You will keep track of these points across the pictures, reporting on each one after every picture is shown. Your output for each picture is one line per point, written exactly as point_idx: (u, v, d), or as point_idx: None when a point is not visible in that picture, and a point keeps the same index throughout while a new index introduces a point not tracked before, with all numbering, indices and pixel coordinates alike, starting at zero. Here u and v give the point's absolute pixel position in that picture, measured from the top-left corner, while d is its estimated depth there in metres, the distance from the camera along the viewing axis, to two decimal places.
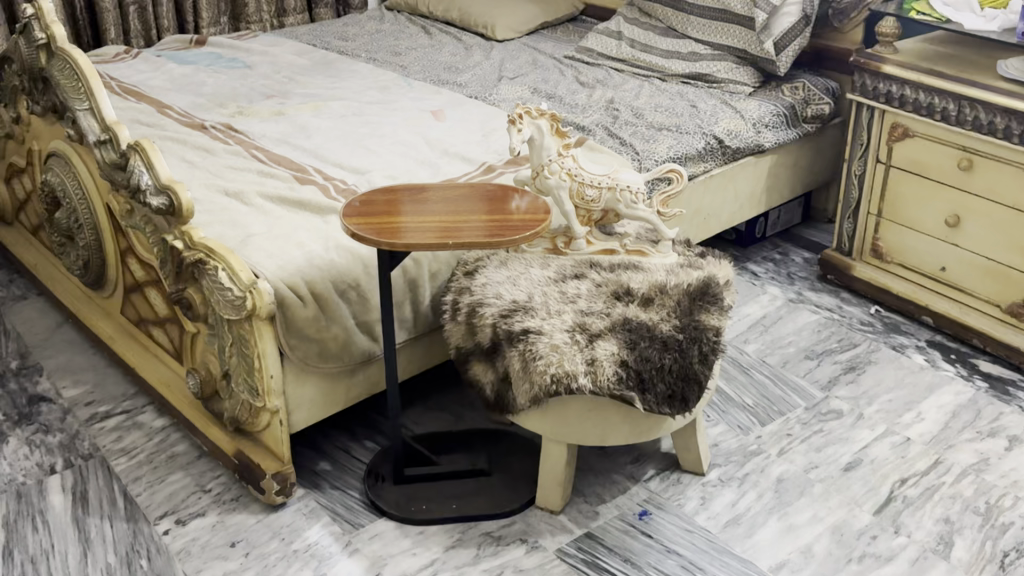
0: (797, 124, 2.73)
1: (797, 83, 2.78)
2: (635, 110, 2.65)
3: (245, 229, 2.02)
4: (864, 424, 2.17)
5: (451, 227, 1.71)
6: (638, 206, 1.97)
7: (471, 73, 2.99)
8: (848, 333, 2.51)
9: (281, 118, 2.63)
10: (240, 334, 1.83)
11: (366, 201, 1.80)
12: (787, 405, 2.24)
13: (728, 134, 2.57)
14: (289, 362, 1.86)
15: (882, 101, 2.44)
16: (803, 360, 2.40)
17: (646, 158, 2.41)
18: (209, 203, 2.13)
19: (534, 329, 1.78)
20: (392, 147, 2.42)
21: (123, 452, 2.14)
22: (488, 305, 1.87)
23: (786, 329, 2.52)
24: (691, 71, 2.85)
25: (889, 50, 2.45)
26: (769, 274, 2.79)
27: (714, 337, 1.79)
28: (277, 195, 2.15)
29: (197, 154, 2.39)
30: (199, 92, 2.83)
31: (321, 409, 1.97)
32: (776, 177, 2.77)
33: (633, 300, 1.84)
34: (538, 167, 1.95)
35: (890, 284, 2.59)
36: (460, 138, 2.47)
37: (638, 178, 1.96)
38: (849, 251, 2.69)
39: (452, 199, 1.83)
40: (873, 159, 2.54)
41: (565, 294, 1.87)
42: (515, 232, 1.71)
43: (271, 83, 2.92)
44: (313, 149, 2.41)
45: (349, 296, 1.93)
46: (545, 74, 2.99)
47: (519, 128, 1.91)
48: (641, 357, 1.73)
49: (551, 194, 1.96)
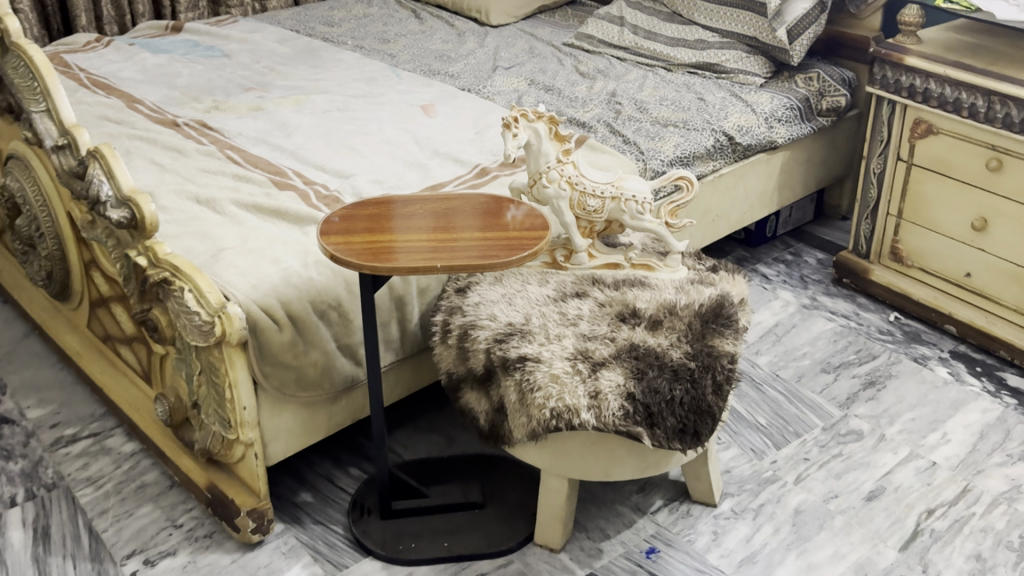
0: (812, 118, 2.56)
1: (811, 72, 2.60)
2: (639, 105, 2.49)
3: (216, 242, 1.86)
4: (887, 447, 2.02)
5: (441, 247, 1.55)
6: (644, 217, 1.80)
7: (463, 62, 2.81)
8: (867, 343, 2.36)
9: (260, 114, 2.46)
10: (209, 362, 1.67)
11: (347, 217, 1.63)
12: (803, 425, 2.08)
13: (738, 130, 2.41)
14: (264, 391, 1.70)
15: (905, 95, 2.28)
16: (819, 373, 2.25)
17: (651, 158, 2.24)
18: (178, 212, 1.97)
19: (531, 356, 1.62)
20: (379, 146, 2.25)
21: (88, 481, 1.99)
22: (481, 327, 1.71)
23: (800, 339, 2.37)
24: (698, 61, 2.68)
25: (911, 40, 2.28)
26: (780, 277, 2.63)
27: (730, 365, 1.63)
28: (252, 203, 1.98)
29: (167, 155, 2.22)
30: (173, 84, 2.66)
31: (300, 439, 1.81)
32: (789, 173, 2.60)
33: (640, 322, 1.68)
34: (536, 174, 1.79)
35: (911, 290, 2.43)
36: (451, 136, 2.31)
37: (643, 186, 1.80)
38: (866, 253, 2.53)
39: (444, 213, 1.66)
40: (894, 157, 2.38)
41: (565, 315, 1.71)
42: (511, 252, 1.54)
43: (250, 74, 2.74)
44: (292, 148, 2.24)
45: (329, 317, 1.77)
46: (541, 63, 2.81)
47: (514, 132, 1.74)
48: (649, 389, 1.57)
49: (549, 204, 1.80)
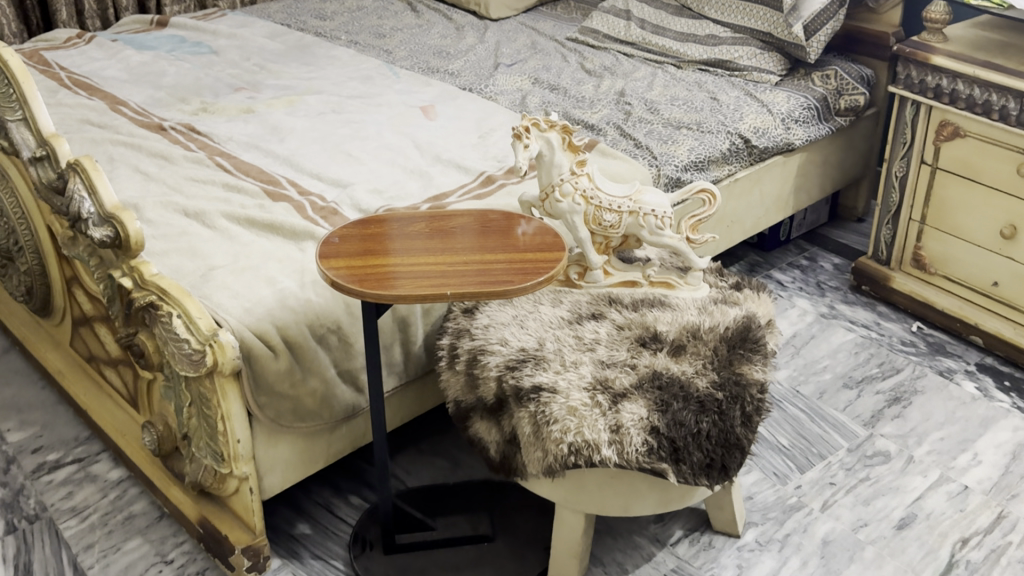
0: (829, 118, 2.45)
1: (828, 69, 2.49)
2: (650, 105, 2.37)
3: (206, 260, 1.74)
4: (916, 470, 1.92)
5: (448, 272, 1.43)
6: (664, 232, 1.69)
7: (463, 59, 2.69)
8: (890, 355, 2.25)
9: (251, 116, 2.33)
10: (201, 393, 1.56)
11: (346, 236, 1.52)
12: (827, 447, 1.98)
13: (755, 132, 2.30)
14: (259, 423, 1.59)
15: (930, 96, 2.17)
16: (841, 389, 2.14)
17: (665, 164, 2.13)
18: (165, 226, 1.85)
19: (547, 385, 1.51)
20: (378, 152, 2.13)
21: (73, 512, 1.87)
22: (492, 353, 1.60)
23: (820, 351, 2.26)
24: (709, 57, 2.56)
25: (937, 39, 2.17)
26: (796, 284, 2.52)
27: (759, 394, 1.52)
28: (244, 216, 1.86)
29: (152, 163, 2.09)
30: (158, 84, 2.52)
31: (298, 470, 1.70)
32: (805, 176, 2.49)
33: (662, 347, 1.57)
34: (547, 187, 1.68)
35: (934, 299, 2.33)
36: (453, 141, 2.19)
37: (663, 200, 1.69)
38: (886, 259, 2.43)
39: (451, 232, 1.54)
40: (917, 160, 2.27)
41: (581, 340, 1.60)
42: (524, 277, 1.42)
43: (240, 72, 2.61)
44: (285, 155, 2.12)
45: (328, 342, 1.66)
46: (545, 60, 2.69)
47: (525, 143, 1.62)
48: (674, 422, 1.46)
49: (562, 219, 1.69)
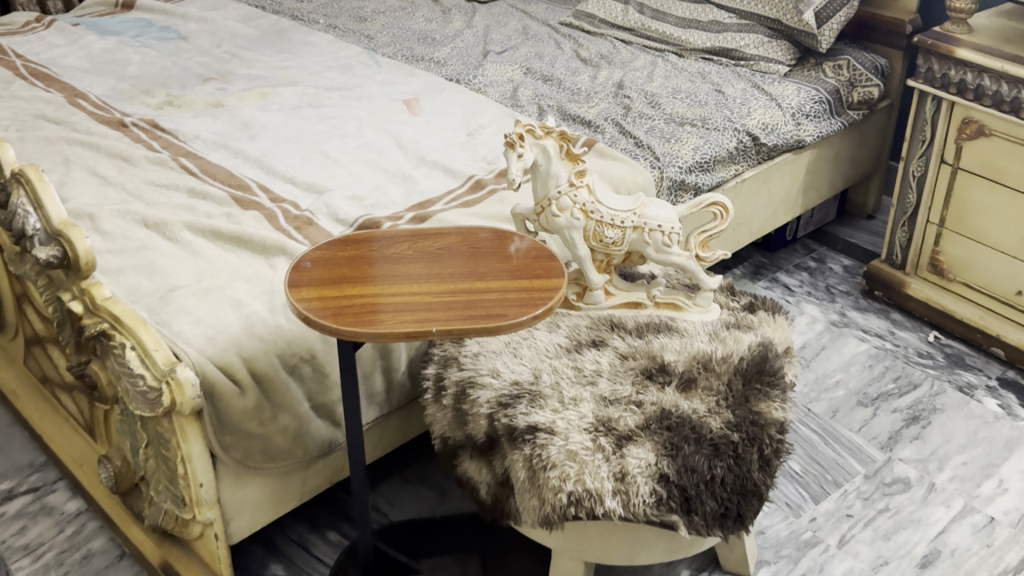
0: (842, 112, 2.29)
1: (840, 59, 2.32)
2: (651, 98, 2.21)
3: (167, 279, 1.58)
4: (938, 499, 1.79)
5: (433, 303, 1.27)
6: (672, 250, 1.54)
7: (450, 46, 2.51)
8: (906, 368, 2.11)
9: (220, 111, 2.15)
10: (159, 433, 1.40)
11: (320, 260, 1.36)
12: (843, 473, 1.84)
13: (763, 129, 2.14)
14: (224, 465, 1.44)
15: (953, 91, 2.01)
16: (855, 408, 2.00)
17: (668, 165, 1.97)
18: (123, 238, 1.68)
19: (544, 426, 1.36)
20: (358, 153, 1.97)
21: (26, 550, 1.72)
22: (483, 386, 1.45)
23: (832, 364, 2.12)
24: (713, 46, 2.40)
25: (962, 30, 2.02)
26: (804, 288, 2.38)
27: (778, 435, 1.37)
28: (208, 227, 1.70)
29: (112, 165, 1.92)
30: (121, 73, 2.34)
31: (268, 512, 1.54)
32: (816, 173, 2.33)
33: (670, 381, 1.42)
34: (543, 200, 1.52)
35: (952, 307, 2.18)
36: (439, 140, 2.02)
37: (670, 213, 1.53)
38: (901, 263, 2.28)
39: (436, 254, 1.39)
40: (937, 159, 2.12)
41: (581, 372, 1.45)
42: (519, 309, 1.26)
43: (209, 60, 2.43)
44: (256, 155, 1.95)
45: (301, 373, 1.50)
46: (537, 47, 2.52)
47: (520, 152, 1.46)
48: (685, 469, 1.31)
49: (560, 235, 1.53)
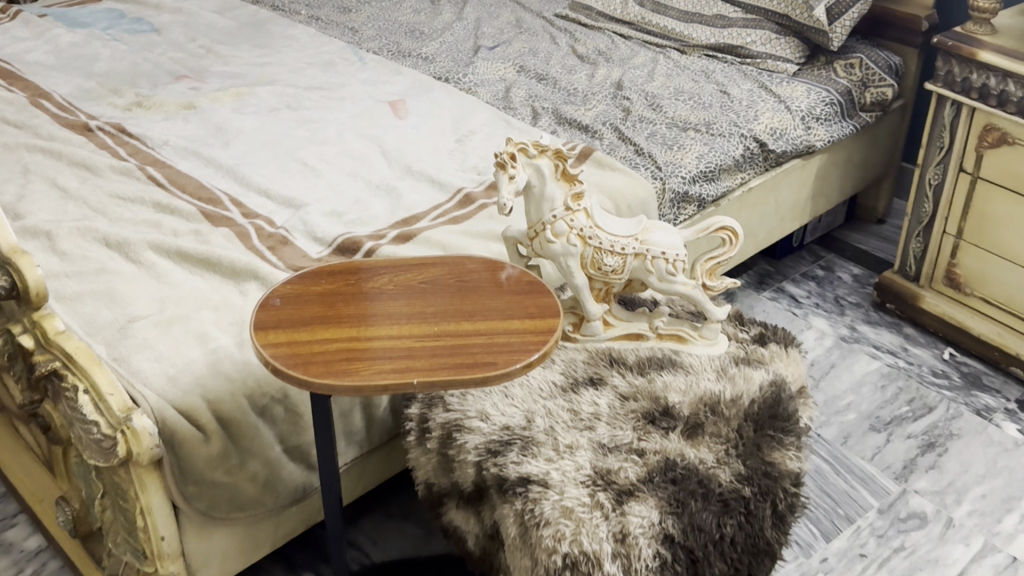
0: (854, 114, 2.16)
1: (852, 57, 2.19)
2: (652, 99, 2.09)
3: (127, 307, 1.45)
4: (957, 537, 1.68)
5: (415, 349, 1.15)
6: (677, 278, 1.41)
7: (439, 40, 2.38)
8: (920, 389, 1.99)
9: (192, 113, 2.02)
10: (115, 483, 1.28)
11: (292, 297, 1.23)
12: (855, 508, 1.73)
13: (771, 134, 2.01)
14: (187, 516, 1.32)
15: (974, 96, 1.88)
16: (867, 433, 1.89)
17: (670, 175, 1.85)
18: (82, 260, 1.55)
19: (537, 478, 1.24)
20: (338, 162, 1.83)
21: None
22: (470, 430, 1.32)
23: (842, 384, 2.00)
24: (717, 42, 2.27)
25: (984, 30, 1.89)
26: (812, 299, 2.26)
27: (794, 488, 1.25)
28: (174, 247, 1.57)
29: (74, 175, 1.79)
30: (89, 70, 2.20)
31: (237, 560, 1.43)
32: (825, 178, 2.20)
33: (675, 426, 1.30)
34: (537, 225, 1.40)
35: (969, 323, 2.06)
36: (425, 147, 1.89)
37: (675, 239, 1.41)
38: (915, 275, 2.16)
39: (419, 289, 1.26)
40: (955, 167, 1.99)
41: (577, 415, 1.33)
42: (509, 355, 1.14)
43: (183, 55, 2.29)
44: (229, 164, 1.82)
45: (273, 414, 1.37)
46: (531, 42, 2.38)
47: (511, 173, 1.35)
48: (691, 528, 1.19)
49: (555, 262, 1.41)
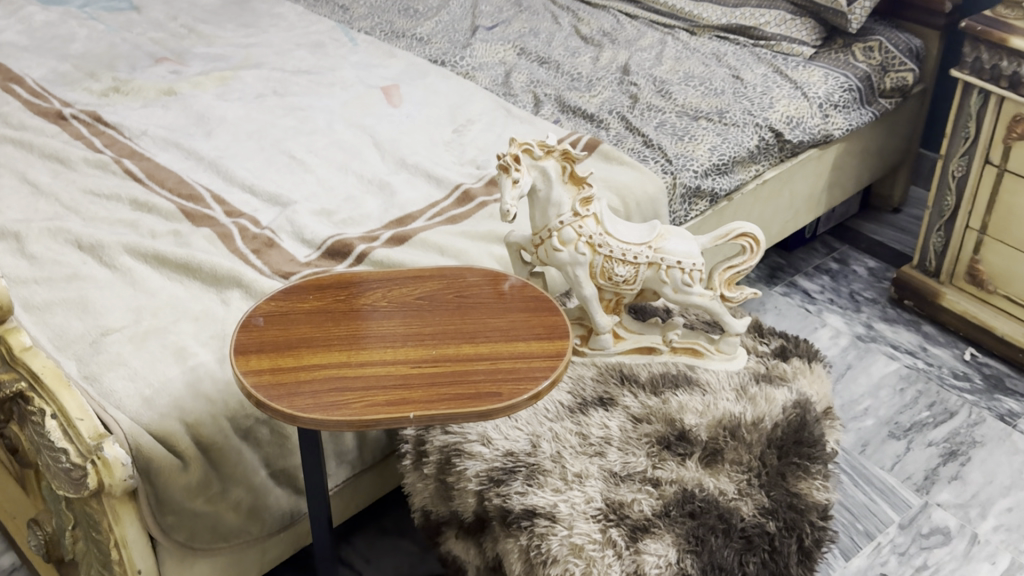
0: (872, 101, 2.05)
1: (871, 39, 2.08)
2: (660, 85, 1.97)
3: (100, 318, 1.35)
4: (982, 554, 1.59)
5: (412, 377, 1.05)
6: (694, 289, 1.31)
7: (434, 20, 2.25)
8: (941, 393, 1.90)
9: (173, 99, 1.90)
10: (87, 514, 1.18)
11: (278, 315, 1.13)
12: (875, 522, 1.64)
13: (787, 123, 1.90)
14: (165, 549, 1.22)
15: (1003, 84, 1.77)
16: (886, 440, 1.80)
17: (681, 169, 1.74)
18: (52, 264, 1.44)
19: (544, 510, 1.14)
20: (328, 155, 1.72)
21: None
22: (471, 456, 1.22)
23: (859, 387, 1.91)
24: (729, 23, 2.15)
25: (1015, 15, 1.77)
26: (826, 294, 2.16)
27: (821, 522, 1.16)
28: (152, 251, 1.46)
29: (46, 169, 1.67)
30: (63, 52, 2.08)
31: None
32: (842, 168, 2.09)
33: (692, 453, 1.20)
34: (542, 231, 1.29)
35: (991, 323, 1.97)
36: (420, 137, 1.78)
37: (691, 247, 1.30)
38: (935, 271, 2.06)
39: (417, 306, 1.16)
40: (981, 158, 1.89)
41: (587, 439, 1.23)
42: (515, 384, 1.04)
43: (164, 36, 2.16)
44: (212, 156, 1.71)
45: (257, 436, 1.28)
46: (531, 22, 2.26)
47: (515, 177, 1.23)
48: (711, 567, 1.10)
49: (562, 272, 1.30)
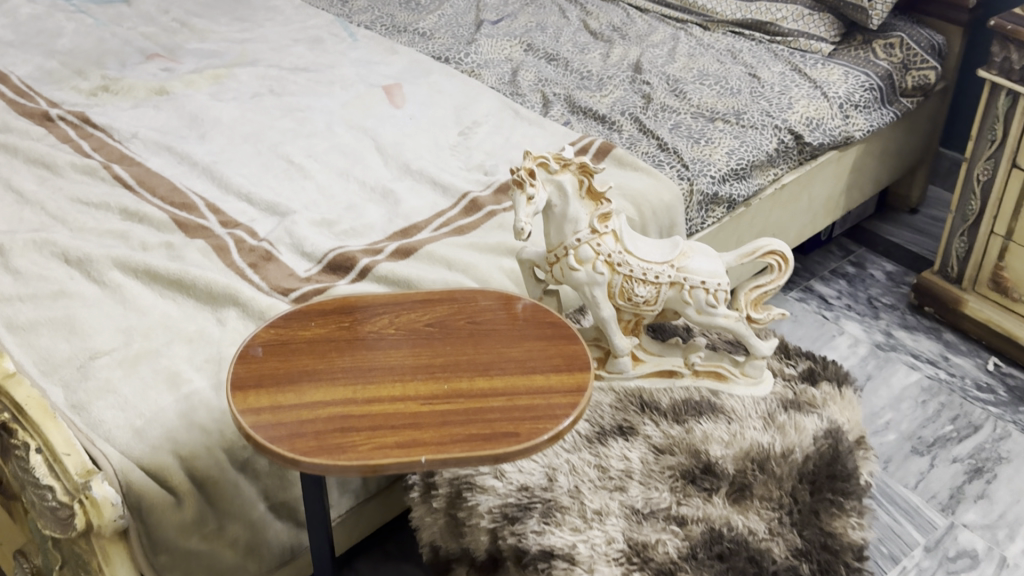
0: (893, 100, 1.97)
1: (891, 36, 1.99)
2: (674, 84, 1.89)
3: (89, 340, 1.27)
4: None
5: (422, 416, 0.97)
6: (718, 310, 1.23)
7: (437, 13, 2.16)
8: (964, 406, 1.83)
9: (165, 99, 1.82)
10: (75, 553, 1.10)
11: (279, 345, 1.05)
12: (900, 545, 1.57)
13: (807, 124, 1.82)
14: None
15: None
16: (909, 457, 1.73)
17: (698, 175, 1.65)
18: (38, 280, 1.36)
19: (562, 552, 1.07)
20: (328, 160, 1.64)
21: None
22: (483, 490, 1.15)
23: (879, 399, 1.84)
24: (744, 17, 2.07)
25: None
26: (843, 300, 2.09)
27: (857, 563, 1.09)
28: (143, 266, 1.38)
29: (31, 175, 1.59)
30: (50, 47, 1.99)
31: None
32: (861, 170, 2.02)
33: (719, 488, 1.13)
34: (558, 248, 1.21)
35: (1016, 332, 1.89)
36: (425, 141, 1.70)
37: (716, 265, 1.23)
38: (957, 277, 1.99)
39: (426, 335, 1.08)
40: (1008, 162, 1.80)
41: (606, 472, 1.16)
42: (534, 423, 0.97)
43: (155, 31, 2.07)
44: (206, 161, 1.62)
45: (255, 468, 1.20)
46: (538, 15, 2.18)
47: (530, 193, 1.15)
48: None
49: (579, 292, 1.23)
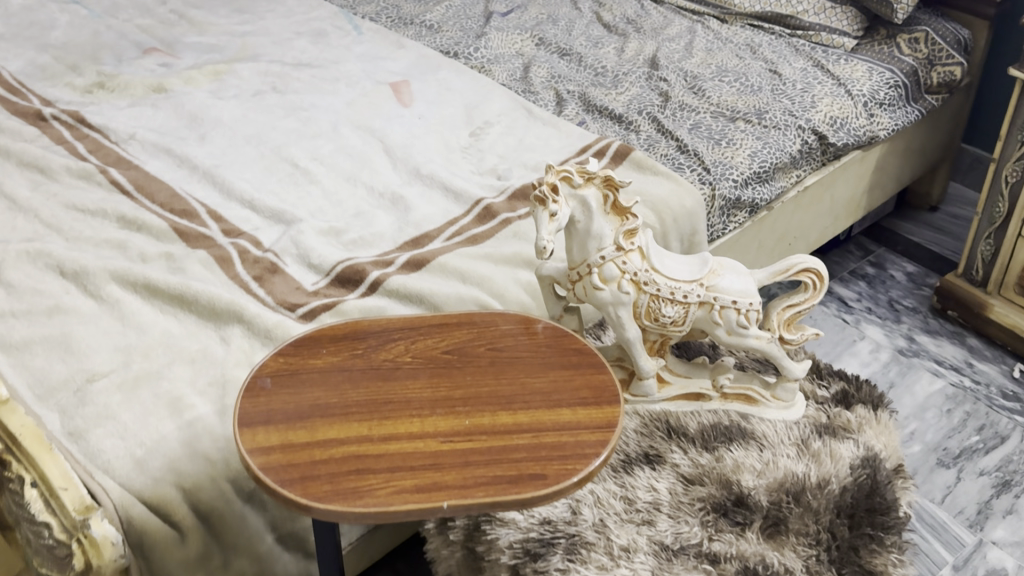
0: (918, 98, 1.90)
1: (916, 30, 1.92)
2: (692, 81, 1.83)
3: (86, 360, 1.21)
4: None
5: (443, 456, 0.91)
6: (750, 332, 1.17)
7: (444, 4, 2.09)
8: (990, 415, 1.78)
9: (163, 97, 1.74)
10: None
11: (289, 376, 0.99)
12: (928, 565, 1.52)
13: (831, 124, 1.75)
14: None
15: None
16: (934, 469, 1.67)
17: (721, 178, 1.58)
18: (32, 294, 1.30)
19: None
20: (334, 163, 1.57)
21: None
22: (504, 523, 1.08)
23: (903, 408, 1.79)
24: (764, 10, 2.00)
25: None
26: (863, 303, 2.04)
27: None
28: (142, 279, 1.31)
29: (24, 179, 1.52)
30: (43, 41, 1.91)
31: None
32: (884, 169, 1.95)
33: (752, 522, 1.07)
34: (581, 266, 1.15)
35: None
36: (434, 142, 1.63)
37: (747, 284, 1.16)
38: (982, 281, 1.93)
39: (444, 364, 1.02)
40: None
41: (633, 504, 1.10)
42: (562, 463, 0.91)
43: (152, 23, 2.00)
44: (207, 164, 1.55)
45: (262, 498, 1.14)
46: (549, 7, 2.11)
47: (553, 210, 1.08)
48: None
49: (603, 311, 1.16)
